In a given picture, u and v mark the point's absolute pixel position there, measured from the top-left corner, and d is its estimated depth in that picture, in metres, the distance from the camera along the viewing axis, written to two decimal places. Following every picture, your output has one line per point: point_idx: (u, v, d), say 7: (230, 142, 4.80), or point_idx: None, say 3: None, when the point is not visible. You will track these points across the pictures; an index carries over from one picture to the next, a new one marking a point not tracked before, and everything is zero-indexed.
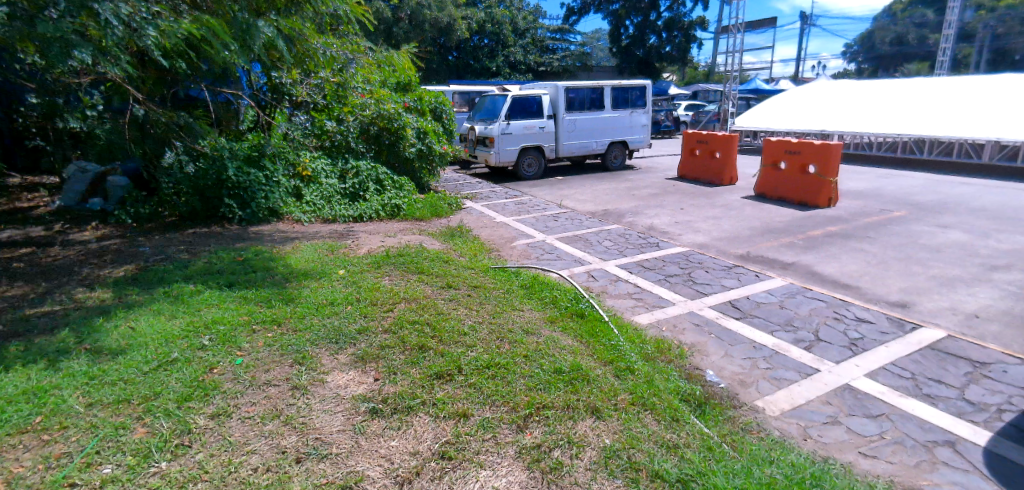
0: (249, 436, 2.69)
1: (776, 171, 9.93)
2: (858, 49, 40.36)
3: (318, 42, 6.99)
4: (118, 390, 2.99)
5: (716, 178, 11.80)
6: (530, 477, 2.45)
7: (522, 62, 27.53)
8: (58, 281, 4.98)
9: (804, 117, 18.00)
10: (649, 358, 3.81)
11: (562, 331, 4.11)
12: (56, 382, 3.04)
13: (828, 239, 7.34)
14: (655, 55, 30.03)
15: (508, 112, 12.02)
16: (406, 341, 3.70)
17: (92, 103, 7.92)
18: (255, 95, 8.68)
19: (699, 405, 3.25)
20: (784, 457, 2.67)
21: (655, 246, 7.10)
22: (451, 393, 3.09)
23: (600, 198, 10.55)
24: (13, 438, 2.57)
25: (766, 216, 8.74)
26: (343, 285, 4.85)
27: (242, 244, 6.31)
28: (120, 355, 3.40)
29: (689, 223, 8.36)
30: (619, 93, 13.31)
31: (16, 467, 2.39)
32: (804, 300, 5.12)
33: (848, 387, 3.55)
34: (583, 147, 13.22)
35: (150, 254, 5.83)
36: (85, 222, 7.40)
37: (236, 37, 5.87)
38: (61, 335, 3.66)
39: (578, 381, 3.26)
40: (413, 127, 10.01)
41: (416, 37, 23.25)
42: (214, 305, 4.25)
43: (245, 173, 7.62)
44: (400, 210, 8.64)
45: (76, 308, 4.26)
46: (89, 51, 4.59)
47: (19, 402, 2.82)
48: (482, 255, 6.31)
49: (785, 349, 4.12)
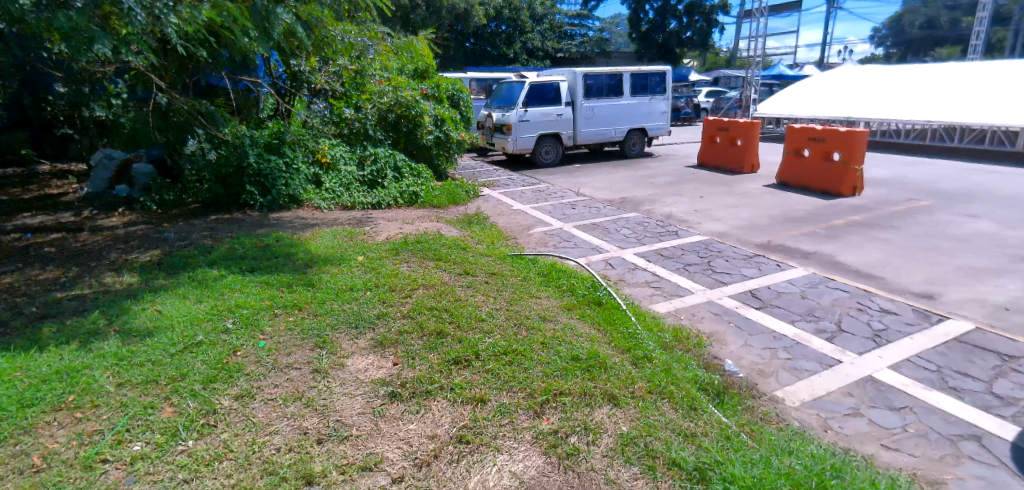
0: (272, 417, 2.75)
1: (799, 158, 9.71)
2: (885, 32, 39.40)
3: (337, 30, 7.07)
4: (146, 371, 3.08)
5: (737, 166, 11.60)
6: (547, 462, 2.46)
7: (539, 48, 27.26)
8: (87, 266, 5.11)
9: (829, 104, 17.54)
10: (666, 346, 3.80)
11: (579, 318, 4.12)
12: (86, 363, 3.14)
13: (851, 228, 7.18)
14: (676, 41, 29.54)
15: (525, 99, 11.96)
16: (425, 326, 3.74)
17: (118, 91, 8.05)
18: (274, 84, 8.88)
19: (717, 394, 3.23)
20: (804, 448, 2.64)
21: (674, 234, 7.03)
22: (469, 378, 3.12)
23: (617, 186, 10.48)
24: (48, 416, 2.67)
25: (788, 205, 8.56)
26: (361, 271, 4.90)
27: (263, 230, 6.38)
28: (147, 337, 3.50)
29: (708, 212, 8.26)
30: (637, 79, 13.12)
31: (52, 443, 2.49)
32: (826, 290, 5.03)
33: (870, 378, 3.50)
34: (601, 134, 13.06)
35: (174, 240, 5.96)
36: (113, 209, 7.60)
37: (256, 25, 5.92)
38: (92, 317, 3.78)
39: (595, 369, 3.26)
40: (430, 114, 9.96)
41: (433, 24, 23.10)
42: (237, 289, 4.34)
43: (266, 160, 7.71)
44: (417, 197, 8.64)
45: (104, 291, 4.38)
46: (109, 42, 4.67)
47: (53, 381, 2.94)
48: (499, 243, 6.31)
49: (806, 339, 4.07)
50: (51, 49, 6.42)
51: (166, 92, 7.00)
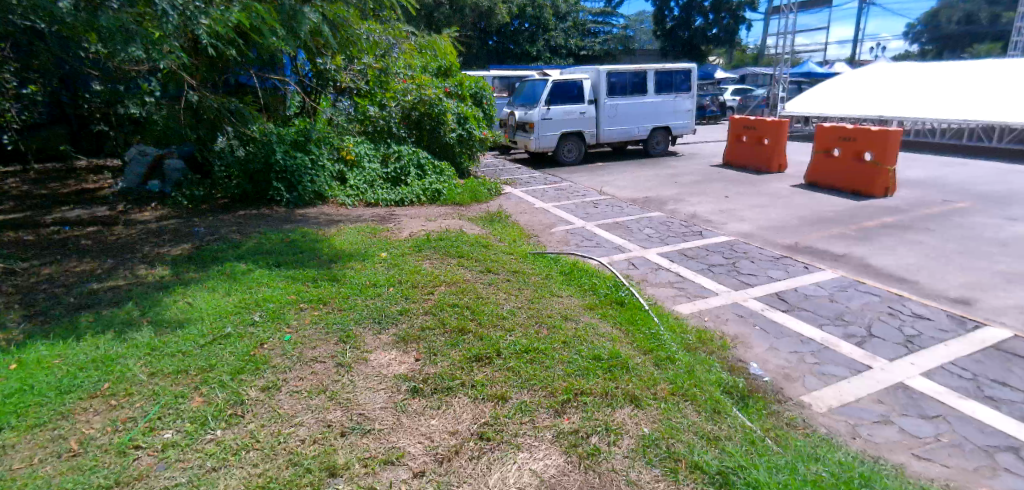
0: (297, 409, 2.80)
1: (828, 158, 9.48)
2: (921, 28, 38.18)
3: (362, 28, 7.18)
4: (178, 361, 3.16)
5: (763, 166, 11.41)
6: (567, 462, 2.45)
7: (563, 46, 27.14)
8: (121, 259, 5.26)
9: (861, 102, 17.08)
10: (690, 348, 3.75)
11: (601, 318, 4.09)
12: (121, 352, 3.24)
13: (882, 230, 6.99)
14: (701, 38, 29.14)
15: (548, 97, 11.92)
16: (447, 323, 3.76)
17: (151, 89, 8.27)
18: (301, 82, 9.03)
19: (741, 397, 3.17)
20: (832, 455, 2.59)
21: (698, 234, 6.93)
22: (489, 376, 3.13)
23: (640, 185, 10.38)
24: (85, 402, 2.77)
25: (817, 206, 8.37)
26: (385, 267, 4.95)
27: (289, 226, 6.49)
28: (179, 328, 3.60)
29: (734, 212, 8.12)
30: (662, 77, 12.98)
31: (88, 429, 2.58)
32: (856, 294, 4.90)
33: (901, 386, 3.41)
34: (624, 132, 12.95)
35: (204, 234, 6.10)
36: (146, 203, 7.82)
37: (284, 24, 6.03)
38: (126, 308, 3.90)
39: (616, 369, 3.24)
40: (453, 112, 9.99)
41: (456, 22, 23.16)
42: (264, 283, 4.43)
43: (292, 157, 7.84)
44: (440, 195, 8.66)
45: (138, 283, 4.51)
46: (143, 42, 4.81)
47: (89, 370, 3.04)
48: (521, 241, 6.31)
49: (835, 344, 3.97)
50: (89, 48, 6.63)
51: (197, 90, 7.19)
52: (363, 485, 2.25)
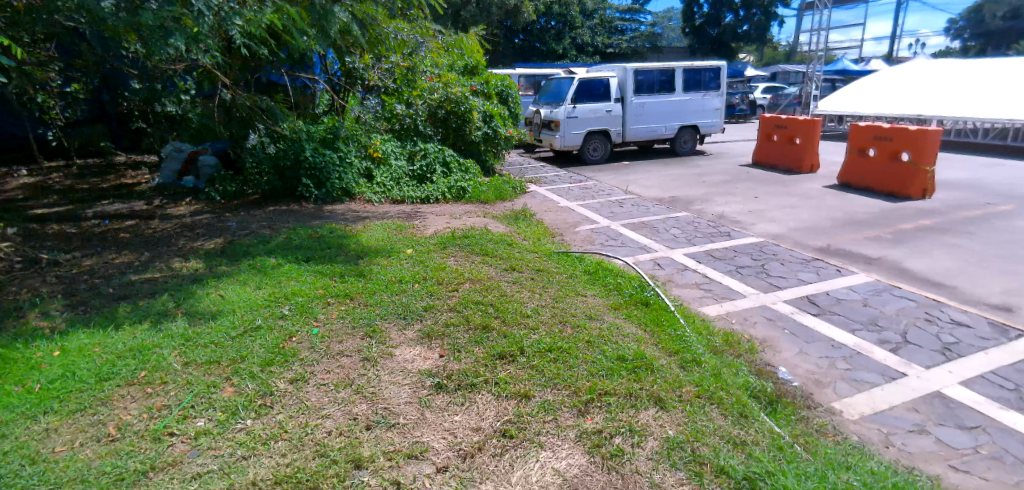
0: (323, 401, 2.85)
1: (863, 158, 9.21)
2: (963, 23, 36.73)
3: (390, 27, 7.25)
4: (210, 352, 3.26)
5: (794, 165, 11.14)
6: (590, 462, 2.44)
7: (589, 44, 26.97)
8: (157, 251, 5.44)
9: (898, 101, 16.52)
10: (716, 351, 3.70)
11: (625, 318, 4.06)
12: (157, 342, 3.35)
13: (919, 233, 6.76)
14: (731, 35, 28.63)
15: (574, 95, 11.85)
16: (471, 319, 3.79)
17: (187, 87, 8.51)
18: (330, 81, 9.17)
19: (769, 402, 3.11)
20: (863, 464, 2.52)
21: (726, 235, 6.81)
22: (513, 373, 3.14)
23: (667, 185, 10.25)
24: (122, 389, 2.87)
25: (850, 208, 8.14)
26: (410, 263, 5.01)
27: (318, 222, 6.61)
28: (212, 320, 3.71)
29: (763, 212, 7.96)
30: (690, 74, 12.79)
31: (126, 414, 2.67)
32: (891, 299, 4.76)
33: (938, 394, 3.29)
34: (651, 131, 12.80)
35: (236, 229, 6.26)
36: (181, 198, 8.06)
37: (314, 23, 6.13)
38: (162, 300, 4.03)
39: (641, 370, 3.21)
40: (479, 110, 10.01)
41: (483, 20, 23.23)
42: (293, 278, 4.52)
43: (321, 154, 7.98)
44: (465, 192, 8.69)
45: (172, 275, 4.65)
46: (180, 42, 4.96)
47: (127, 358, 3.15)
48: (545, 240, 6.30)
49: (867, 350, 3.86)
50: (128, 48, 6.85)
51: (230, 88, 7.37)
52: (387, 479, 2.28)
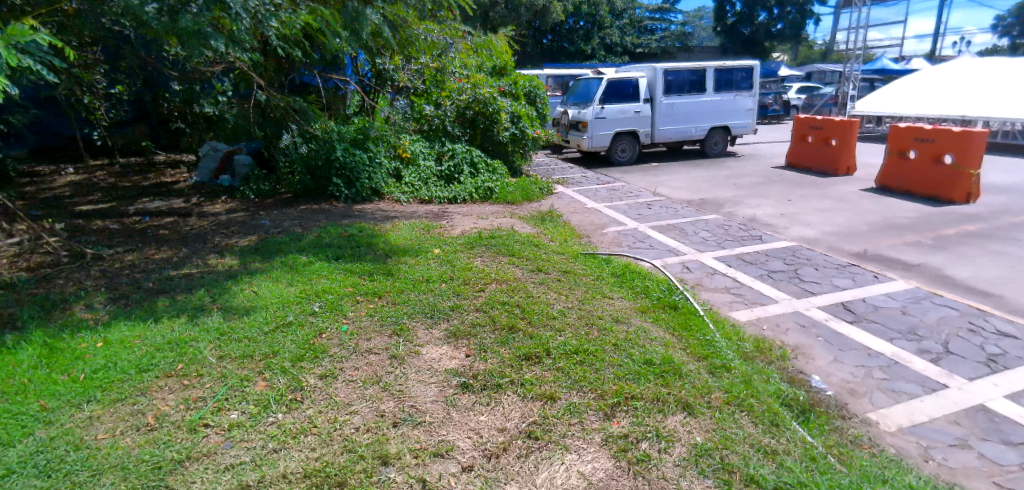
0: (352, 397, 2.90)
1: (903, 161, 8.90)
2: (1012, 20, 35.14)
3: (420, 28, 7.32)
4: (244, 346, 3.35)
5: (830, 168, 10.82)
6: (616, 466, 2.42)
7: (618, 44, 26.76)
8: (194, 248, 5.62)
9: (941, 101, 15.90)
10: (747, 357, 3.62)
11: (653, 321, 4.02)
12: (194, 335, 3.46)
13: (963, 239, 6.49)
14: (765, 34, 28.05)
15: (602, 96, 11.77)
16: (497, 320, 3.80)
17: (224, 89, 8.77)
18: (360, 82, 9.31)
19: (802, 411, 3.03)
20: (901, 478, 2.43)
21: (757, 238, 6.67)
22: (539, 375, 3.14)
23: (696, 187, 10.08)
24: (160, 381, 2.97)
25: (889, 212, 7.86)
26: (437, 263, 5.05)
27: (348, 221, 6.72)
28: (246, 315, 3.81)
29: (796, 216, 7.76)
30: (721, 74, 12.56)
31: (164, 405, 2.77)
32: (932, 307, 4.58)
33: (981, 408, 3.15)
34: (680, 132, 12.62)
35: (269, 227, 6.41)
36: (217, 196, 8.31)
37: (346, 25, 6.25)
38: (198, 295, 4.16)
39: (669, 375, 3.17)
40: (507, 111, 10.03)
41: (511, 21, 23.25)
42: (324, 275, 4.61)
43: (352, 154, 8.12)
44: (492, 193, 8.72)
45: (208, 271, 4.80)
46: (218, 45, 5.12)
47: (165, 351, 3.26)
48: (572, 241, 6.27)
49: (906, 360, 3.73)
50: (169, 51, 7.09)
51: (265, 90, 7.55)
52: (414, 476, 2.31)
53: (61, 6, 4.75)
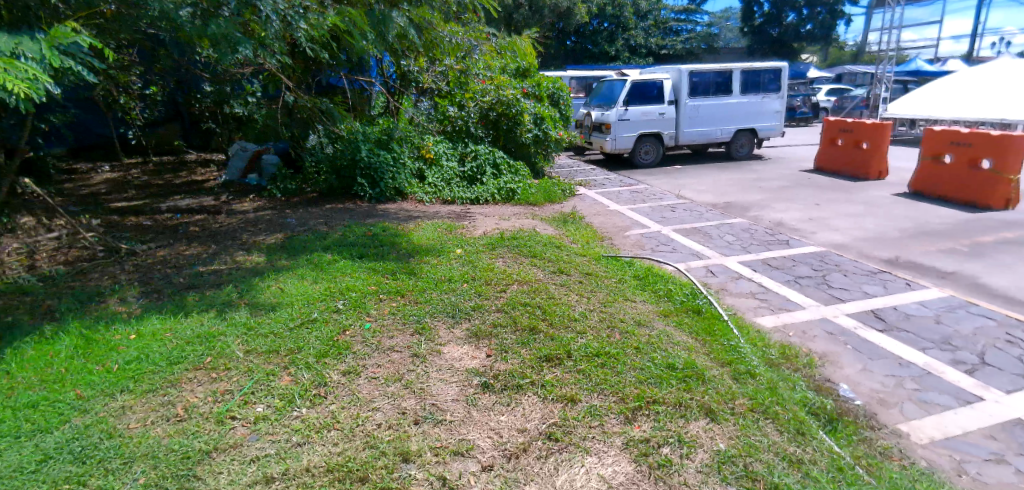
0: (374, 394, 2.93)
1: (938, 165, 8.63)
2: None
3: (445, 30, 7.32)
4: (270, 341, 3.42)
5: (861, 172, 10.56)
6: (637, 470, 2.40)
7: (643, 45, 26.54)
8: (223, 244, 5.75)
9: (979, 104, 15.39)
10: (772, 363, 3.56)
11: (676, 325, 3.97)
12: (222, 330, 3.55)
13: (1001, 247, 6.26)
14: (793, 34, 27.66)
15: (626, 97, 11.69)
16: (518, 321, 3.80)
17: (253, 90, 8.97)
18: (385, 83, 9.42)
19: (829, 420, 2.96)
20: None
21: (784, 243, 6.54)
22: (559, 376, 3.13)
23: (721, 190, 9.93)
24: (190, 373, 3.05)
25: (922, 218, 7.63)
26: (459, 263, 5.08)
27: (371, 220, 6.80)
28: (272, 311, 3.89)
29: (825, 221, 7.58)
30: (749, 76, 12.38)
31: (193, 397, 2.84)
32: (967, 316, 4.43)
33: (1019, 422, 3.04)
34: (705, 134, 12.46)
35: (295, 225, 6.53)
36: (245, 194, 8.50)
37: (373, 27, 6.34)
38: (226, 290, 4.26)
39: (691, 380, 3.13)
40: (530, 112, 10.04)
41: (535, 23, 23.25)
42: (348, 273, 4.68)
43: (376, 154, 8.23)
44: (514, 194, 8.73)
45: (236, 268, 4.91)
46: (248, 47, 5.25)
47: (195, 344, 3.35)
48: (594, 243, 6.24)
49: (939, 370, 3.61)
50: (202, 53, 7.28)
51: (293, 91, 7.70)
52: (434, 473, 2.32)
53: (100, 9, 4.91)
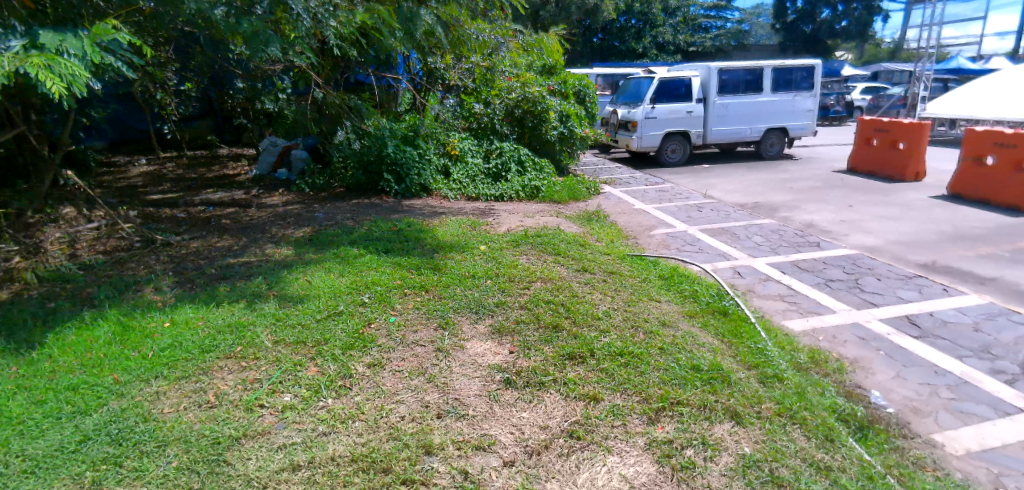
0: (398, 387, 2.97)
1: (980, 167, 8.31)
2: None
3: (472, 28, 7.38)
4: (298, 333, 3.49)
5: (896, 173, 10.25)
6: (660, 472, 2.38)
7: (671, 42, 26.15)
8: (253, 237, 5.89)
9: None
10: (801, 368, 3.48)
11: (701, 327, 3.92)
12: (252, 320, 3.64)
13: None
14: (827, 31, 26.97)
15: (653, 95, 11.55)
16: (541, 318, 3.80)
17: (284, 86, 9.15)
18: (412, 80, 9.50)
19: (859, 428, 2.89)
20: None
21: (815, 245, 6.39)
22: (582, 375, 3.12)
23: (750, 190, 9.74)
24: (221, 361, 3.14)
25: (962, 221, 7.36)
26: (483, 259, 5.10)
27: (397, 216, 6.88)
28: (300, 303, 3.97)
29: (858, 223, 7.38)
30: (780, 74, 12.10)
31: (223, 385, 2.92)
32: (1008, 324, 4.26)
33: None
34: (734, 133, 12.23)
35: (322, 220, 6.64)
36: (275, 189, 8.68)
37: (401, 25, 6.40)
38: (256, 282, 4.36)
39: (717, 383, 3.08)
40: (556, 110, 10.01)
41: (562, 20, 23.13)
42: (374, 268, 4.74)
43: (403, 150, 8.32)
44: (539, 192, 8.72)
45: (266, 260, 5.03)
46: (279, 45, 5.36)
47: (226, 333, 3.45)
48: (619, 242, 6.19)
49: (977, 379, 3.49)
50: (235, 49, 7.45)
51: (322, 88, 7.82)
52: (456, 467, 2.34)
53: (139, 8, 5.07)
